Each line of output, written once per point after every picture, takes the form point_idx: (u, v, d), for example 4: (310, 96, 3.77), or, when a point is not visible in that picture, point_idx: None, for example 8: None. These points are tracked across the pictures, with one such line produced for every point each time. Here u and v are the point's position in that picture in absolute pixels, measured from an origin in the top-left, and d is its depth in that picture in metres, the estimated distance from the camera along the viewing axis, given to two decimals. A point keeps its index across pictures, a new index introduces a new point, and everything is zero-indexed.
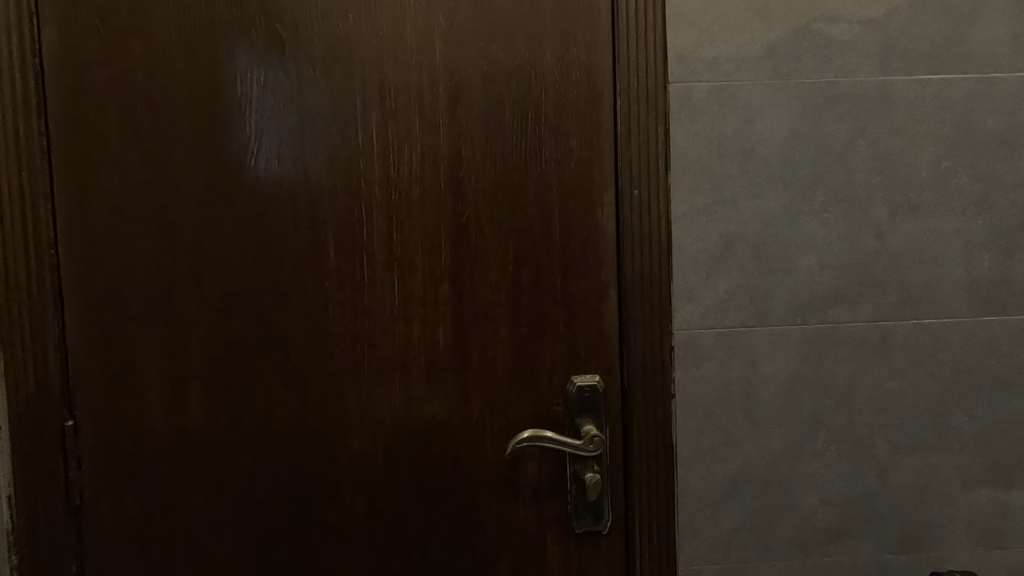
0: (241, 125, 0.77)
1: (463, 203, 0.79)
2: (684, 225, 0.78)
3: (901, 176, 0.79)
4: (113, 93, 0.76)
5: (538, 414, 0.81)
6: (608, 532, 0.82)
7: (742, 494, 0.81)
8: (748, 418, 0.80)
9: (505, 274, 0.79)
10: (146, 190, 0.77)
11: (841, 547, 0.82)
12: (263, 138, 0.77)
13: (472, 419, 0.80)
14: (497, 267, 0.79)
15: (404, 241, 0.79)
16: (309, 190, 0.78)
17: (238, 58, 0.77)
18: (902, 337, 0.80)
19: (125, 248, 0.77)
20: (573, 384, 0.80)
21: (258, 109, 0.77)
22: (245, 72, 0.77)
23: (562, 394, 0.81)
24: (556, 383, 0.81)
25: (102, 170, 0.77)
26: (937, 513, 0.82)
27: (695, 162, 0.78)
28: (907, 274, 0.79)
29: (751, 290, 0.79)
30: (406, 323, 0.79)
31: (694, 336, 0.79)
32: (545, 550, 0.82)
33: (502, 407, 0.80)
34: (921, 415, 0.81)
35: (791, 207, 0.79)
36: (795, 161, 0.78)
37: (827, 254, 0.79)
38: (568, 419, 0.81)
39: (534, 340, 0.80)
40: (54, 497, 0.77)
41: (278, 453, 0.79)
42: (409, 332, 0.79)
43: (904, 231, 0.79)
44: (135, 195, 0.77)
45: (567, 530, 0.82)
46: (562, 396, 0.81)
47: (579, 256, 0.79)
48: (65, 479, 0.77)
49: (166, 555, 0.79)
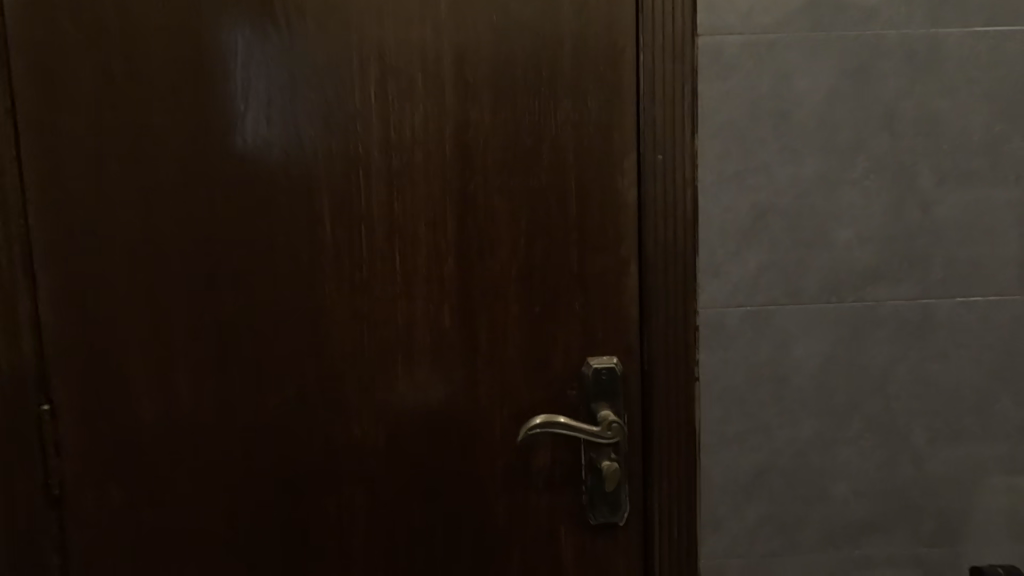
0: (226, 84, 0.70)
1: (470, 170, 0.72)
2: (712, 194, 0.72)
3: (951, 140, 0.72)
4: (83, 49, 0.69)
5: (551, 399, 0.75)
6: (625, 524, 0.77)
7: (769, 484, 0.76)
8: (777, 404, 0.74)
9: (517, 248, 0.73)
10: (124, 157, 0.71)
11: (872, 540, 0.77)
12: (250, 99, 0.71)
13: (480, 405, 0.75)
14: (507, 241, 0.73)
15: (406, 212, 0.72)
16: (302, 157, 0.71)
17: (221, 9, 0.70)
18: (945, 316, 0.74)
19: (101, 219, 0.71)
20: (590, 366, 0.74)
21: (244, 66, 0.70)
22: (229, 25, 0.70)
23: (577, 377, 0.75)
24: (571, 366, 0.75)
25: (75, 135, 0.70)
26: (977, 506, 0.77)
27: (725, 125, 0.71)
28: (952, 248, 0.73)
29: (784, 266, 0.73)
30: (409, 301, 0.73)
31: (721, 315, 0.73)
32: (558, 542, 0.77)
33: (511, 391, 0.75)
34: (963, 401, 0.75)
35: (829, 174, 0.72)
36: (835, 124, 0.72)
37: (866, 226, 0.73)
38: (584, 404, 0.75)
39: (548, 320, 0.74)
40: (32, 486, 0.72)
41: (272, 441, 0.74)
42: (412, 312, 0.73)
43: (951, 201, 0.73)
44: (110, 162, 0.71)
45: (581, 521, 0.77)
46: (576, 380, 0.75)
47: (596, 229, 0.73)
48: (45, 467, 0.72)
49: (153, 548, 0.74)
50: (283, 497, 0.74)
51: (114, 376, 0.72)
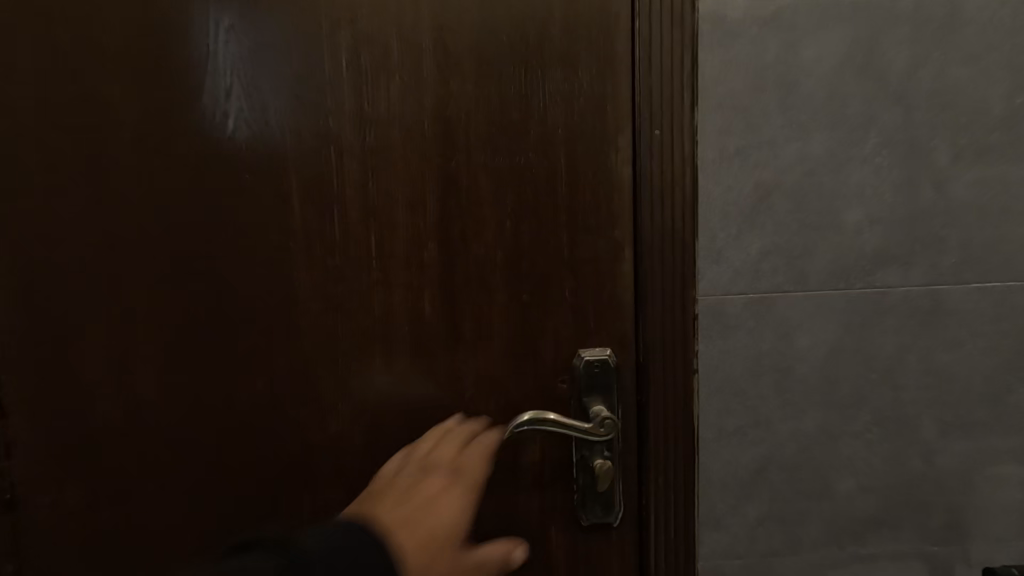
0: (183, 53, 0.64)
1: (452, 147, 0.67)
2: (712, 173, 0.67)
3: (969, 114, 0.67)
4: (25, 17, 0.63)
5: (541, 392, 0.71)
6: (619, 524, 0.73)
7: (771, 481, 0.72)
8: (780, 396, 0.70)
9: (503, 232, 0.68)
10: (73, 134, 0.65)
11: (878, 537, 0.74)
12: (210, 69, 0.65)
13: (465, 399, 0.70)
14: (493, 224, 0.68)
15: (384, 194, 0.67)
16: (267, 134, 0.66)
17: None
18: (959, 303, 0.70)
19: (50, 203, 0.65)
20: (581, 358, 0.70)
21: (202, 33, 0.64)
22: None
23: (568, 369, 0.70)
24: (562, 357, 0.70)
25: (19, 111, 0.64)
26: (988, 501, 0.73)
27: (726, 97, 0.66)
28: (968, 229, 0.69)
29: (788, 250, 0.68)
30: (387, 290, 0.68)
31: (721, 302, 0.69)
32: (548, 542, 0.73)
33: (498, 384, 0.70)
34: (976, 391, 0.71)
35: (838, 151, 0.67)
36: (845, 97, 0.66)
37: (877, 206, 0.68)
38: (576, 398, 0.71)
39: (537, 308, 0.69)
40: None
41: (241, 440, 0.69)
42: (390, 301, 0.68)
43: (968, 179, 0.68)
44: (59, 140, 0.65)
45: (573, 521, 0.73)
46: (568, 373, 0.70)
47: (588, 211, 0.68)
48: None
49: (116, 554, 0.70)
50: (254, 499, 0.70)
51: (69, 372, 0.67)
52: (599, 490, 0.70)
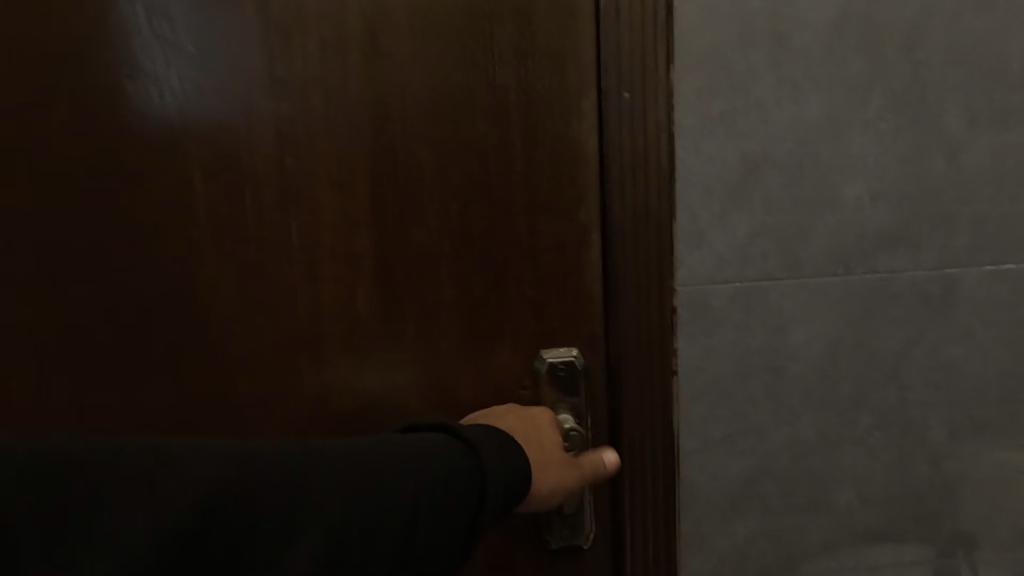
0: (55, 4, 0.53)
1: (386, 115, 0.56)
2: (693, 142, 0.57)
3: (985, 71, 0.58)
4: None
5: (498, 401, 0.61)
6: (590, 546, 0.64)
7: (761, 494, 0.63)
8: (772, 399, 0.62)
9: (449, 215, 0.58)
10: None
11: (880, 552, 0.66)
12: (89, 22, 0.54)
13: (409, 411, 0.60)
14: (437, 206, 0.57)
15: (306, 172, 0.56)
16: (162, 103, 0.55)
17: None
18: (972, 289, 0.61)
19: None
20: (543, 361, 0.60)
21: None
22: None
23: (529, 374, 0.61)
24: (522, 360, 0.61)
25: None
26: (1001, 508, 0.66)
27: (708, 52, 0.56)
28: (983, 205, 0.60)
29: (780, 231, 0.59)
30: (315, 285, 0.58)
31: (705, 292, 0.59)
32: (511, 569, 0.64)
33: (448, 393, 0.60)
34: (989, 388, 0.63)
35: (837, 115, 0.58)
36: (845, 52, 0.57)
37: (881, 179, 0.59)
38: (538, 405, 0.61)
39: (491, 304, 0.60)
40: None
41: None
42: (319, 299, 0.58)
43: (984, 147, 0.59)
44: None
45: (537, 544, 0.64)
46: (529, 376, 0.61)
47: (548, 189, 0.58)
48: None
49: None
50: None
51: None
52: (564, 506, 0.61)
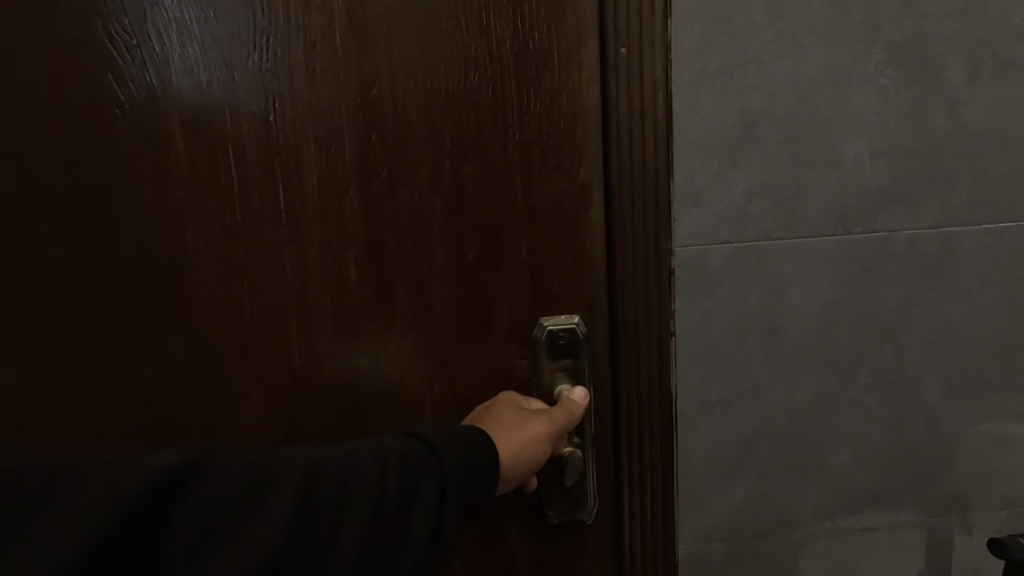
0: None
1: (377, 74, 0.55)
2: (691, 98, 0.56)
3: (987, 22, 0.57)
4: None
5: (495, 370, 0.60)
6: (592, 519, 0.64)
7: (758, 456, 0.63)
8: (769, 360, 0.61)
9: (443, 179, 0.56)
10: None
11: (876, 513, 0.66)
12: None
13: (405, 380, 0.60)
14: (430, 171, 0.56)
15: (294, 135, 0.55)
16: (135, 59, 0.52)
17: None
18: (971, 247, 0.61)
19: None
20: (543, 329, 0.60)
21: None
22: None
23: (527, 342, 0.60)
24: (519, 327, 0.60)
25: None
26: (996, 467, 0.66)
27: (706, 4, 0.55)
28: (983, 161, 0.59)
29: (778, 190, 0.58)
30: (307, 253, 0.57)
31: (702, 253, 0.59)
32: (510, 535, 0.64)
33: (442, 359, 0.60)
34: (986, 347, 0.63)
35: (837, 70, 0.56)
36: (846, 3, 0.56)
37: (881, 136, 0.58)
38: (537, 376, 0.61)
39: (487, 269, 0.58)
40: None
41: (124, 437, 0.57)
42: (312, 265, 0.57)
43: (986, 101, 0.58)
44: None
45: (539, 518, 0.64)
46: (527, 343, 0.60)
47: (545, 151, 0.57)
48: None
49: None
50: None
51: None
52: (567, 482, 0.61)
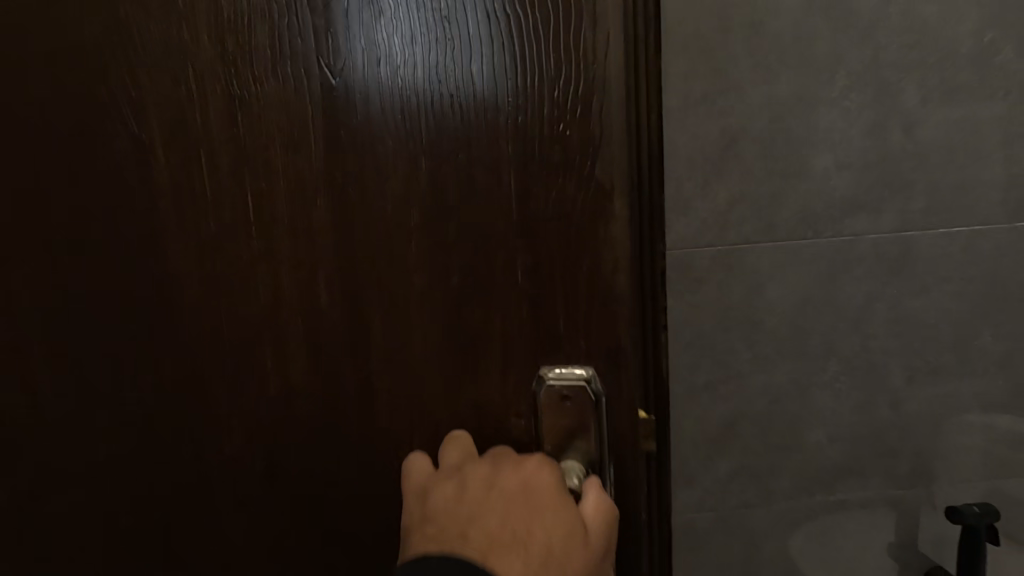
0: None
1: (341, 19, 0.38)
2: (679, 119, 0.65)
3: (937, 53, 0.65)
4: None
5: (481, 430, 0.43)
6: None
7: (742, 434, 0.71)
8: (750, 349, 0.69)
9: (419, 171, 0.39)
10: None
11: (847, 485, 0.74)
12: None
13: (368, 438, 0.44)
14: (402, 158, 0.39)
15: (229, 114, 0.40)
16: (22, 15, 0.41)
17: None
18: (927, 248, 0.69)
19: None
20: (544, 384, 0.41)
21: None
22: None
23: (527, 402, 0.42)
24: (519, 375, 0.42)
25: None
26: (954, 444, 0.74)
27: (691, 39, 0.63)
28: (936, 172, 0.67)
29: (757, 200, 0.66)
30: (241, 271, 0.43)
31: (690, 255, 0.67)
32: None
33: (400, 412, 0.43)
34: (942, 336, 0.71)
35: (806, 94, 0.65)
36: (813, 37, 0.64)
37: (846, 152, 0.66)
38: (538, 442, 0.42)
39: (479, 296, 0.41)
40: None
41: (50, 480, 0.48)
42: (255, 288, 0.43)
43: (937, 121, 0.66)
44: None
45: None
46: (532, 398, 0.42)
47: (562, 119, 0.37)
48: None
49: None
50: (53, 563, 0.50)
51: None
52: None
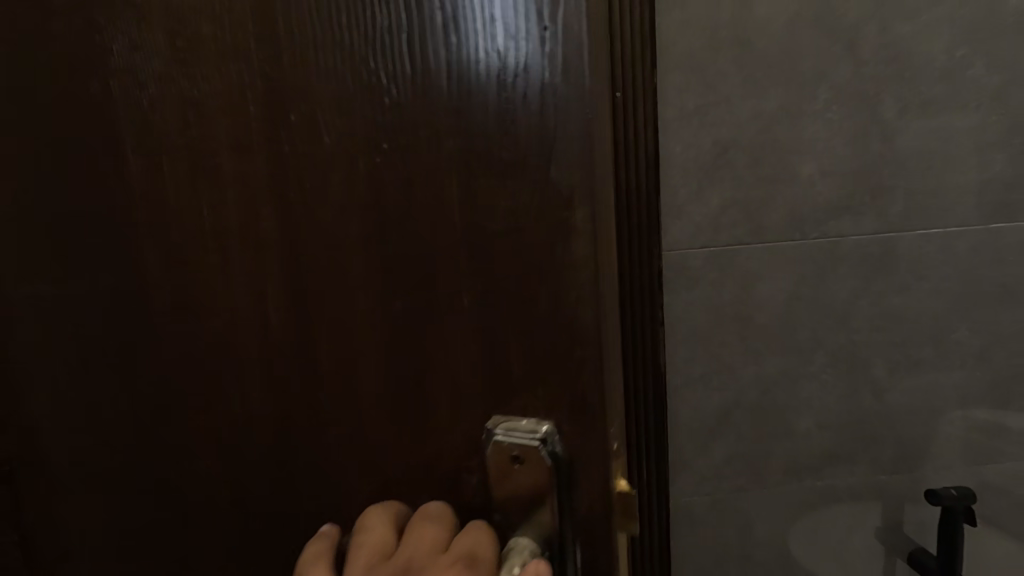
0: None
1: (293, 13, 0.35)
2: (674, 131, 0.70)
3: (912, 68, 0.70)
4: None
5: (439, 464, 0.40)
6: None
7: (735, 422, 0.77)
8: (742, 343, 0.75)
9: (362, 174, 0.37)
10: None
11: (834, 470, 0.79)
12: None
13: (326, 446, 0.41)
14: (347, 162, 0.37)
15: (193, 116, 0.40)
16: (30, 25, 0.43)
17: None
18: (906, 248, 0.74)
19: None
20: (492, 439, 0.38)
21: None
22: None
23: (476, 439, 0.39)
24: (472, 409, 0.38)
25: None
26: (935, 432, 0.79)
27: (685, 57, 0.69)
28: (913, 178, 0.73)
29: (746, 205, 0.72)
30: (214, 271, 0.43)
31: (685, 255, 0.72)
32: None
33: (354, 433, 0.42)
34: (921, 331, 0.76)
35: (792, 107, 0.70)
36: (798, 54, 0.69)
37: (829, 159, 0.71)
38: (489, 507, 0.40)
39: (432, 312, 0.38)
40: None
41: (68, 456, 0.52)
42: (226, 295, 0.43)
43: (914, 130, 0.72)
44: None
45: None
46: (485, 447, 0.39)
47: (509, 123, 0.33)
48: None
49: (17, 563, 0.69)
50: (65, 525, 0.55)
51: None
52: None
